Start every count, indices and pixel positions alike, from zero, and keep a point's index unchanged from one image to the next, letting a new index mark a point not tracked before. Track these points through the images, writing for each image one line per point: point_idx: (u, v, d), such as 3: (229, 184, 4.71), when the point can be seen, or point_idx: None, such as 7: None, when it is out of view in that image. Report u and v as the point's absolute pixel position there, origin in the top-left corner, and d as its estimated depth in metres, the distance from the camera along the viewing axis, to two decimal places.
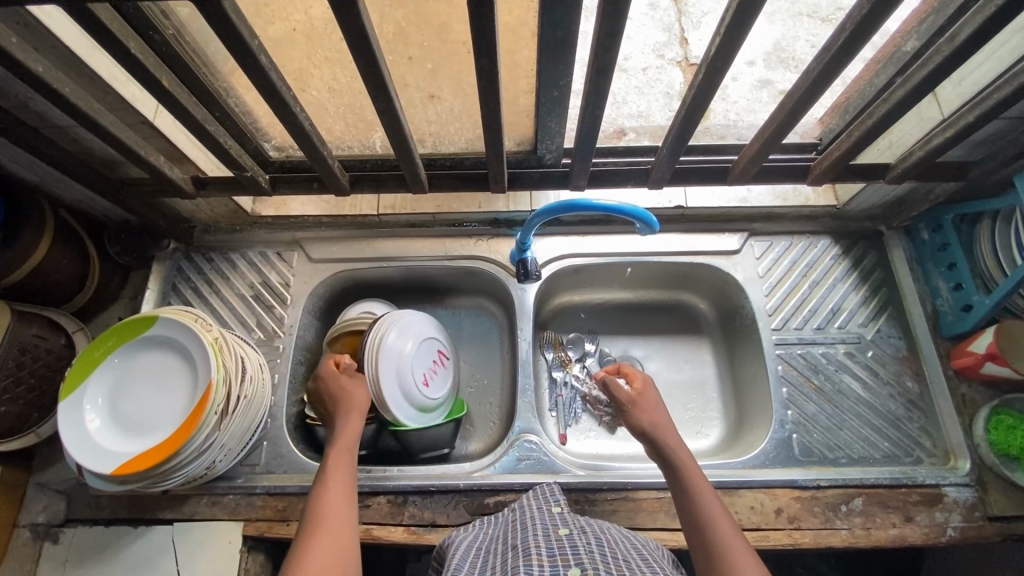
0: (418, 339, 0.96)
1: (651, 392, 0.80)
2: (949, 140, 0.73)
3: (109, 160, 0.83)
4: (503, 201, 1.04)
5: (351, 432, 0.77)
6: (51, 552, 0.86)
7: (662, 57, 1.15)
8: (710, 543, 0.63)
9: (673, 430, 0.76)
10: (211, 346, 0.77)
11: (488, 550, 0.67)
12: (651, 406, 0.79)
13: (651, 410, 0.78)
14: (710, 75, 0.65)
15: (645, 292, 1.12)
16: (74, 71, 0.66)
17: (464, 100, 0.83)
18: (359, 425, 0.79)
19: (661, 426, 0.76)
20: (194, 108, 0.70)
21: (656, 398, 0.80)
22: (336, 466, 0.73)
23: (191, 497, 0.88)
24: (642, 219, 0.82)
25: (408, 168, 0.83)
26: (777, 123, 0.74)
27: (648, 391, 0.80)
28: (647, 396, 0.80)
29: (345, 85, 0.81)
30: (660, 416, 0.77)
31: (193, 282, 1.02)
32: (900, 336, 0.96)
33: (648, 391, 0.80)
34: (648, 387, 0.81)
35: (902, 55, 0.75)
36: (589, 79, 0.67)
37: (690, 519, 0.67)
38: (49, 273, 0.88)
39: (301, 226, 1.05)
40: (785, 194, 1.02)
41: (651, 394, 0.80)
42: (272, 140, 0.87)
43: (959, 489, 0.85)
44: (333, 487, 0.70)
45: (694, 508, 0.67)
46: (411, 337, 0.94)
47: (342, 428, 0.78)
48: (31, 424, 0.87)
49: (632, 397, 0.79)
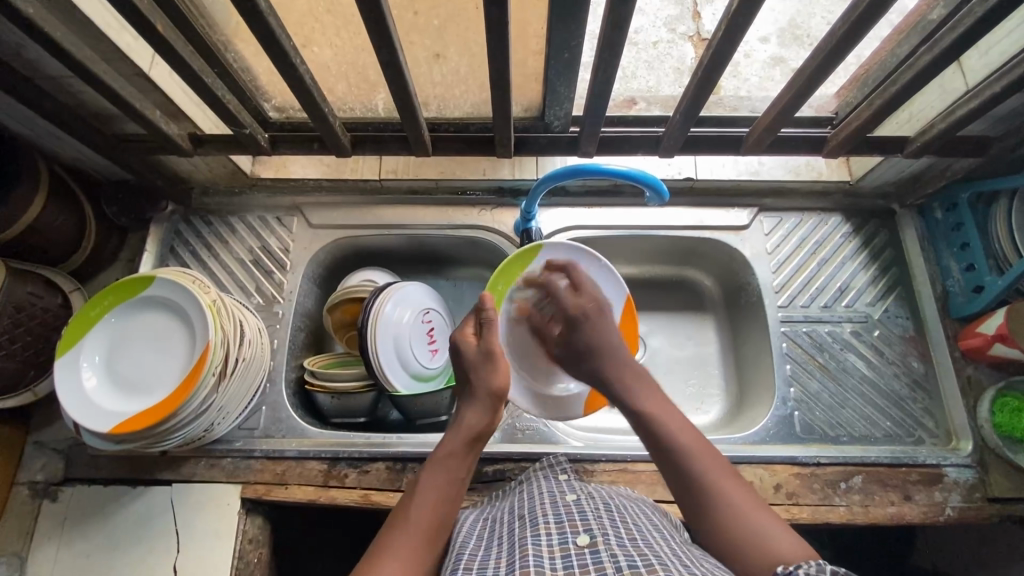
0: (534, 278, 0.91)
1: (592, 313, 0.82)
2: (973, 111, 0.71)
3: (104, 114, 0.80)
4: (508, 168, 1.02)
5: (481, 417, 0.72)
6: (50, 509, 0.86)
7: (673, 31, 1.05)
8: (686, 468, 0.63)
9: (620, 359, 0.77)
10: (209, 308, 0.76)
11: (496, 519, 0.67)
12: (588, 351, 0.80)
13: (586, 339, 0.80)
14: (727, 37, 0.63)
15: (651, 267, 1.10)
16: (66, 16, 0.64)
17: (471, 61, 0.79)
18: (488, 412, 0.73)
19: (601, 346, 0.79)
20: (190, 58, 0.67)
21: (607, 318, 0.82)
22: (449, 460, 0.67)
23: (189, 460, 0.88)
24: (652, 187, 0.81)
25: (411, 129, 0.80)
26: (795, 90, 0.71)
27: (602, 313, 0.83)
28: (570, 340, 0.82)
29: (346, 41, 0.76)
30: (602, 342, 0.79)
31: (191, 245, 1.00)
32: (908, 316, 0.95)
33: (574, 337, 0.82)
34: (579, 325, 0.81)
35: (927, 23, 0.72)
36: (602, 36, 0.63)
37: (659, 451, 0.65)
38: (43, 231, 0.86)
39: (302, 190, 1.03)
40: (798, 168, 0.99)
41: (582, 333, 0.81)
42: (272, 99, 0.84)
43: (960, 469, 0.85)
44: (444, 479, 0.65)
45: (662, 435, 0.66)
46: (515, 294, 0.90)
47: (470, 404, 0.73)
48: (29, 382, 0.87)
49: (563, 344, 0.83)
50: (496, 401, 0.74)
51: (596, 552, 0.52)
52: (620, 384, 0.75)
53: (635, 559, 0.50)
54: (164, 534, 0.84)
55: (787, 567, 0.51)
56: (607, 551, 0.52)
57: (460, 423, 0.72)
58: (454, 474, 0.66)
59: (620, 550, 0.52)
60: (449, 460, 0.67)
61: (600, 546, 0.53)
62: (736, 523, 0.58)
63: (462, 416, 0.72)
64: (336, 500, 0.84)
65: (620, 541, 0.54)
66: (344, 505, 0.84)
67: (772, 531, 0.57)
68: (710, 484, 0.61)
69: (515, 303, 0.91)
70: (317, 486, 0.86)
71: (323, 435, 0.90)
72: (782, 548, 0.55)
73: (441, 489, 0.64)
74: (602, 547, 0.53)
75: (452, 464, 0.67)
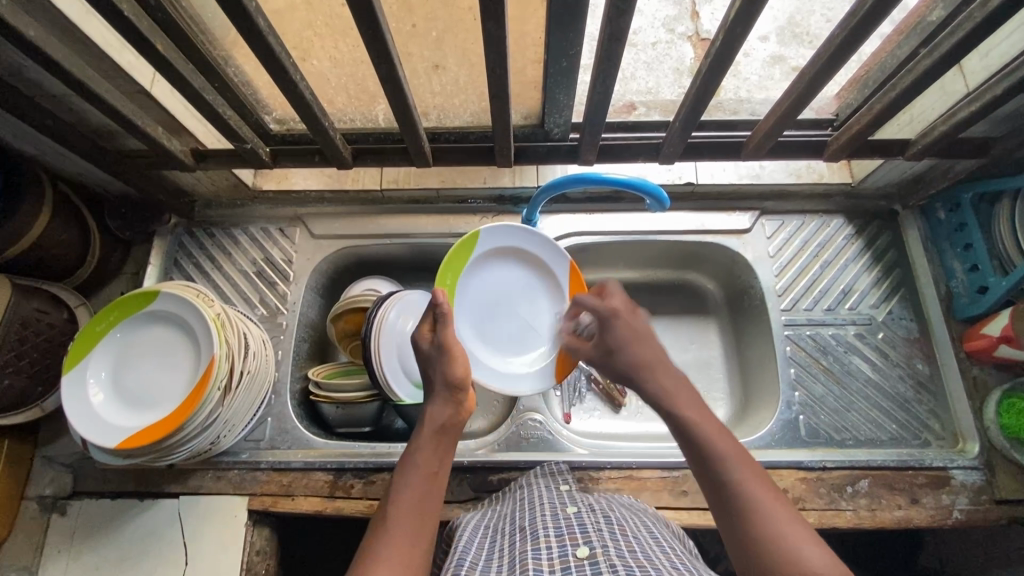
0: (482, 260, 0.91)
1: (629, 310, 0.77)
2: (974, 114, 0.71)
3: (105, 130, 0.81)
4: (509, 176, 1.02)
5: (444, 409, 0.71)
6: (59, 524, 0.87)
7: (672, 31, 1.04)
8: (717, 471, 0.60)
9: (666, 369, 0.71)
10: (213, 323, 0.76)
11: (497, 530, 0.67)
12: (641, 342, 0.74)
13: (625, 349, 0.74)
14: (726, 45, 0.63)
15: (653, 271, 1.10)
16: (67, 37, 0.64)
17: (470, 71, 0.79)
18: (444, 400, 0.71)
19: (631, 346, 0.74)
20: (191, 76, 0.68)
21: (642, 317, 0.77)
22: (417, 457, 0.67)
23: (196, 472, 0.88)
24: (653, 195, 0.81)
25: (412, 141, 0.81)
26: (795, 95, 0.72)
27: (633, 312, 0.77)
28: (607, 338, 0.76)
29: (346, 54, 0.76)
30: (637, 339, 0.74)
31: (194, 257, 1.01)
32: (912, 318, 0.95)
33: (610, 334, 0.76)
34: (616, 319, 0.76)
35: (926, 25, 0.71)
36: (601, 47, 0.63)
37: (693, 452, 0.63)
38: (48, 247, 0.87)
39: (304, 202, 1.03)
40: (799, 171, 0.99)
41: (629, 324, 0.76)
42: (272, 111, 0.84)
43: (967, 472, 0.85)
44: (415, 479, 0.65)
45: (697, 438, 0.63)
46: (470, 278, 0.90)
47: (430, 401, 0.72)
48: (36, 398, 0.87)
49: (597, 342, 0.78)
50: (454, 392, 0.72)
51: (594, 563, 0.52)
52: (650, 376, 0.71)
53: (633, 569, 0.50)
54: (173, 547, 0.84)
55: None
56: (606, 562, 0.52)
57: (426, 418, 0.71)
58: (424, 471, 0.65)
59: (619, 561, 0.52)
60: (418, 459, 0.67)
61: (600, 557, 0.53)
62: (765, 530, 0.55)
63: (423, 413, 0.72)
64: (342, 510, 0.85)
65: (619, 551, 0.54)
66: (350, 516, 0.85)
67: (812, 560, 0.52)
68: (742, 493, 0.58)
69: (469, 291, 0.90)
70: (323, 497, 0.86)
71: (329, 446, 0.90)
72: (813, 563, 0.51)
73: (419, 486, 0.64)
74: (601, 558, 0.53)
75: (422, 462, 0.66)
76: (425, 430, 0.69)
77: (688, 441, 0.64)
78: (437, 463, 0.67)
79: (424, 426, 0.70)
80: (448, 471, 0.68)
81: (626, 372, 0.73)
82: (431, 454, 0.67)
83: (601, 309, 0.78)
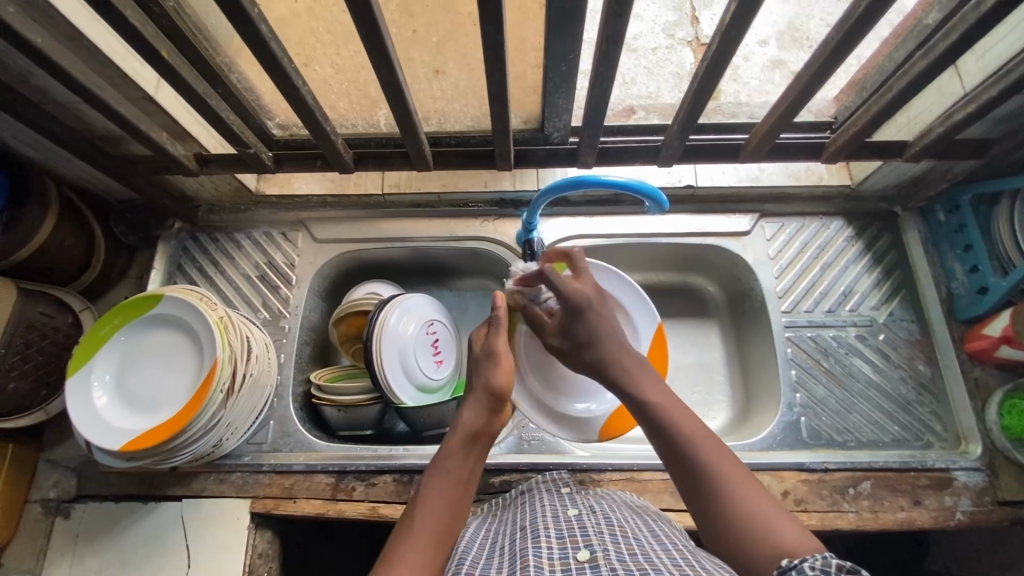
0: None
1: (596, 299, 0.78)
2: (971, 114, 0.71)
3: (110, 135, 0.82)
4: (509, 180, 1.03)
5: (477, 415, 0.72)
6: (62, 527, 0.87)
7: (672, 36, 1.05)
8: (683, 459, 0.62)
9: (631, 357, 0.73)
10: (216, 326, 0.77)
11: (499, 532, 0.67)
12: (605, 325, 0.76)
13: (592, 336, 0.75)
14: (723, 47, 0.64)
15: (654, 274, 1.10)
16: (73, 44, 0.65)
17: (470, 75, 0.80)
18: (481, 408, 0.73)
19: (595, 333, 0.75)
20: (195, 82, 0.69)
21: (609, 307, 0.79)
22: (447, 461, 0.68)
23: (199, 474, 0.88)
24: (651, 198, 0.81)
25: (412, 145, 0.82)
26: (792, 97, 0.72)
27: (600, 302, 0.79)
28: (572, 329, 0.77)
29: (347, 60, 0.77)
30: (600, 327, 0.76)
31: (198, 262, 1.01)
32: (913, 320, 0.95)
33: (576, 326, 0.77)
34: (584, 309, 0.76)
35: (922, 28, 0.72)
36: (599, 50, 0.64)
37: (659, 439, 0.65)
38: (54, 251, 0.88)
39: (306, 207, 1.04)
40: (798, 174, 0.99)
41: (598, 313, 0.77)
42: (275, 117, 0.85)
43: (970, 473, 0.84)
44: (443, 484, 0.66)
45: (662, 425, 0.65)
46: None
47: (468, 405, 0.74)
48: (40, 401, 0.88)
49: (562, 332, 0.79)
50: (491, 401, 0.74)
51: (595, 566, 0.52)
52: (616, 368, 0.72)
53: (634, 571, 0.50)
54: (175, 550, 0.85)
55: (790, 561, 0.50)
56: (607, 565, 0.52)
57: (458, 424, 0.72)
58: (455, 478, 0.66)
59: (620, 564, 0.52)
60: (449, 463, 0.68)
61: (600, 560, 0.53)
62: (735, 509, 0.57)
63: (456, 416, 0.73)
64: (344, 513, 0.85)
65: (620, 553, 0.54)
66: (352, 518, 0.85)
67: (781, 533, 0.54)
68: (709, 478, 0.60)
69: None
70: (326, 500, 0.86)
71: (331, 449, 0.90)
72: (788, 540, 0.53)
73: (446, 490, 0.65)
74: (602, 561, 0.53)
75: (452, 468, 0.67)
76: (457, 434, 0.70)
77: (652, 427, 0.66)
78: (467, 471, 0.68)
79: (456, 430, 0.71)
80: (476, 479, 0.69)
81: (597, 359, 0.74)
82: (462, 461, 0.68)
83: (568, 296, 0.77)
